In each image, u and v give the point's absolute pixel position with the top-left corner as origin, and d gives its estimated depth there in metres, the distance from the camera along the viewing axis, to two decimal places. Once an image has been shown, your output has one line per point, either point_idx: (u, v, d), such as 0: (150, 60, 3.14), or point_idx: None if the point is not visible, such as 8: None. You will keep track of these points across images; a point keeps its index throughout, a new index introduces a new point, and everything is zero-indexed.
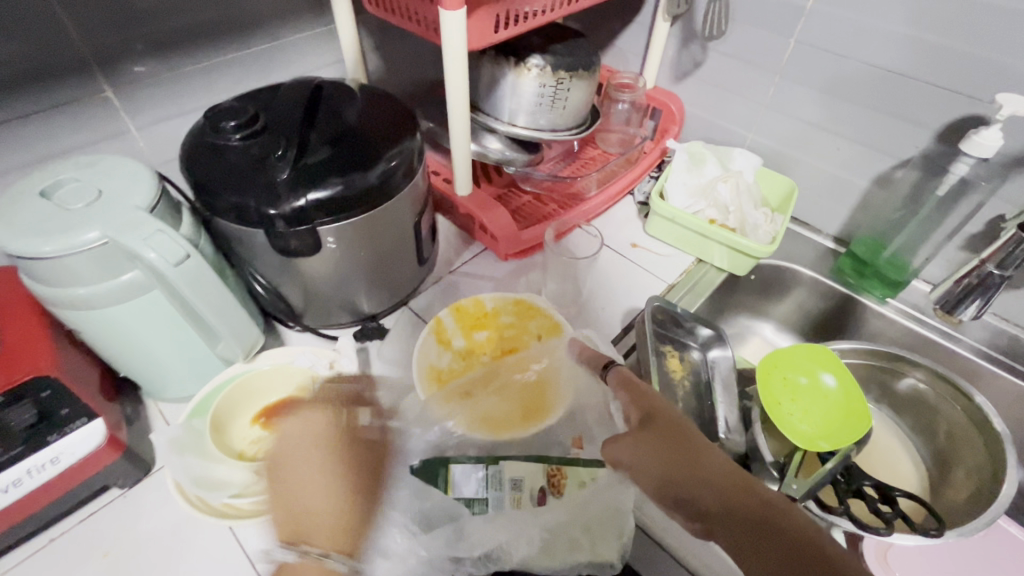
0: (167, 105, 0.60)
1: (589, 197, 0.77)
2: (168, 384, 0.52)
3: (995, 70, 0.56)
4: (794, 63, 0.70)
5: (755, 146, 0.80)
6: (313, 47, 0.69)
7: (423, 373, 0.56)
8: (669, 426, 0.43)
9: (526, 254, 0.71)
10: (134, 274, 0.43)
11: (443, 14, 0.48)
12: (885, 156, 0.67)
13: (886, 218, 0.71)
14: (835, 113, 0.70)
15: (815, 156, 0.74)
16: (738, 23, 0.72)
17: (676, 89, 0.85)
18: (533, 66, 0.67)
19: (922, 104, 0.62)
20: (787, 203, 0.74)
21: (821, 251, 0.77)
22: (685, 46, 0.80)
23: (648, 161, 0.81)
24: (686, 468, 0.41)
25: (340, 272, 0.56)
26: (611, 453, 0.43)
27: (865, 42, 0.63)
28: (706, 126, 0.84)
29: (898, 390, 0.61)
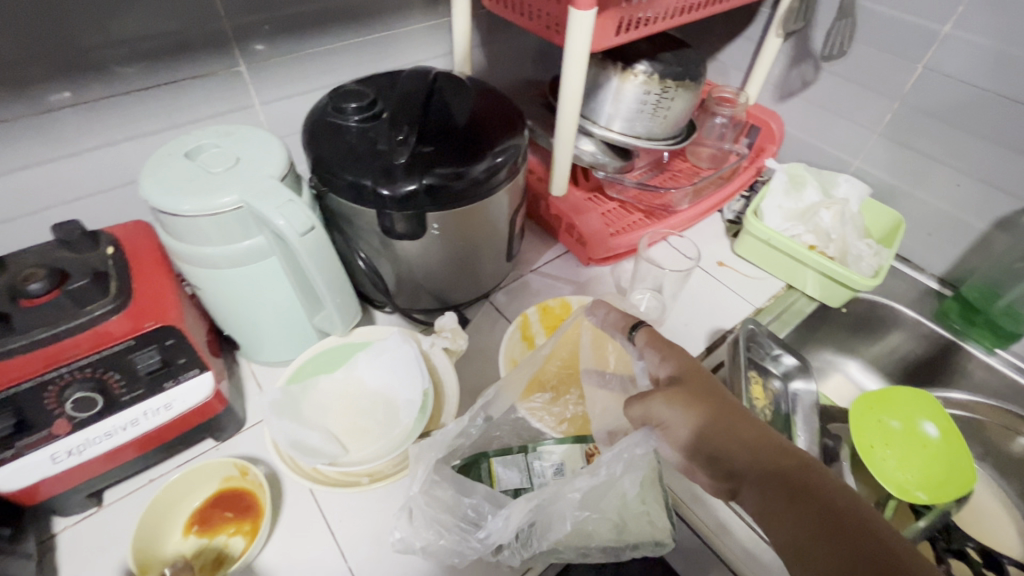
0: (291, 83, 0.63)
1: (680, 210, 0.75)
2: (265, 347, 0.55)
3: None
4: (917, 92, 0.66)
5: (860, 173, 0.76)
6: (426, 39, 0.71)
7: (507, 367, 0.56)
8: (697, 382, 0.41)
9: (611, 261, 0.71)
10: (258, 240, 0.45)
11: (572, 13, 0.49)
12: (1013, 199, 0.63)
13: (1004, 267, 0.65)
14: (957, 147, 0.65)
15: (930, 190, 0.70)
16: (860, 45, 0.69)
17: (780, 107, 0.82)
18: (639, 72, 0.66)
19: None
20: (892, 237, 0.70)
21: (922, 291, 0.73)
22: (795, 65, 0.77)
23: (743, 179, 0.78)
24: (715, 422, 0.39)
25: (436, 258, 0.57)
26: (637, 408, 0.41)
27: (1007, 75, 0.59)
28: (808, 149, 0.81)
29: (1012, 450, 0.57)
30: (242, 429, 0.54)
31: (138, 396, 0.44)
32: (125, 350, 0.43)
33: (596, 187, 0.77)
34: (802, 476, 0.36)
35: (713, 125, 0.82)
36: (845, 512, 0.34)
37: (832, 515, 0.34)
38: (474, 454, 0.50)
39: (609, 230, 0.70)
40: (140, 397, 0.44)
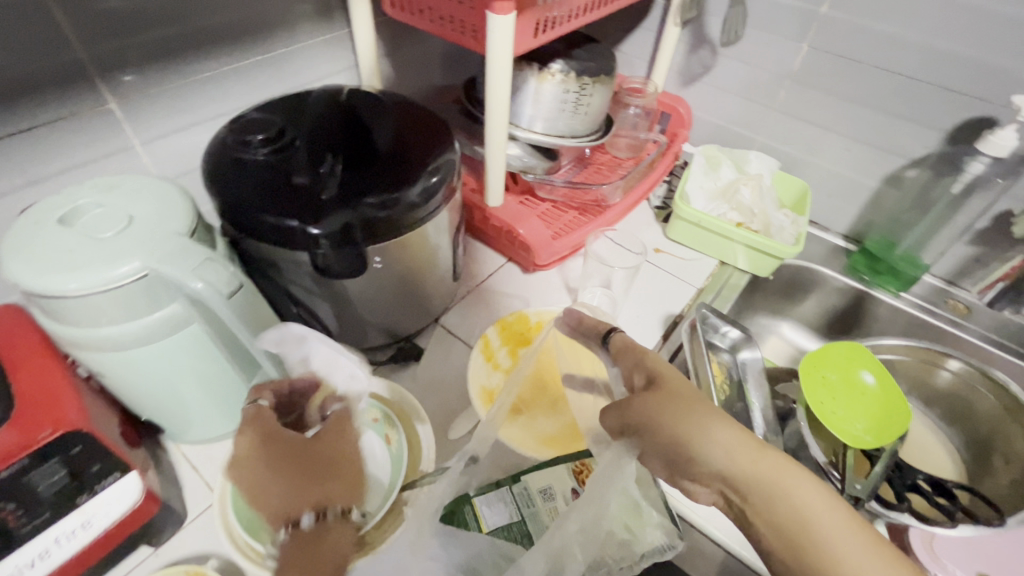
0: (174, 116, 0.55)
1: (611, 203, 0.76)
2: (197, 424, 0.48)
3: (999, 75, 0.59)
4: (804, 69, 0.72)
5: (765, 148, 0.81)
6: (325, 54, 0.65)
7: (479, 398, 0.54)
8: (675, 387, 0.38)
9: (555, 264, 0.70)
10: (172, 309, 0.38)
11: (491, 17, 0.46)
12: (896, 157, 0.70)
13: (897, 218, 0.74)
14: (845, 116, 0.71)
15: (826, 157, 0.76)
16: (750, 29, 0.73)
17: (684, 93, 0.86)
18: (556, 71, 0.66)
19: (932, 107, 0.65)
20: (803, 204, 0.75)
21: (831, 249, 0.80)
22: (695, 51, 0.81)
23: (663, 166, 0.81)
24: (700, 438, 0.35)
25: (380, 291, 0.52)
26: (609, 417, 0.39)
27: (878, 48, 0.65)
28: (715, 129, 0.85)
29: (931, 381, 0.64)
30: (183, 525, 0.46)
31: (45, 522, 0.36)
32: (19, 472, 0.34)
33: (525, 189, 0.75)
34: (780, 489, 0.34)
35: (628, 116, 0.83)
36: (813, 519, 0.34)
37: (807, 528, 0.34)
38: (456, 497, 0.46)
39: (549, 233, 0.69)
40: (49, 522, 0.36)
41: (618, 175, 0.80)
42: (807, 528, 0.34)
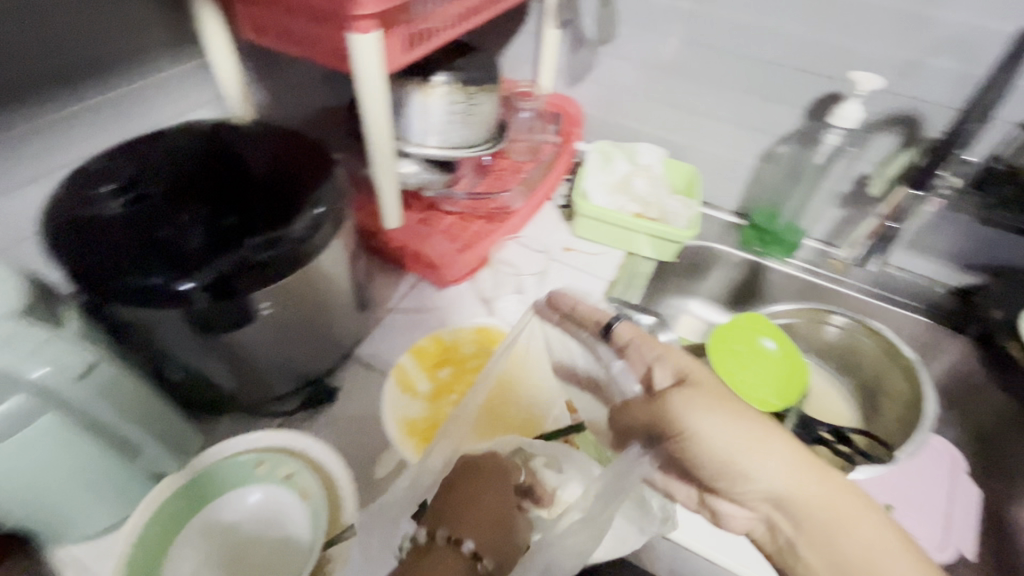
0: (4, 175, 0.48)
1: (514, 210, 0.75)
2: (76, 521, 0.42)
3: (840, 52, 0.65)
4: (676, 60, 0.75)
5: (654, 138, 0.85)
6: (184, 87, 0.60)
7: (399, 430, 0.51)
8: (704, 396, 0.42)
9: (468, 277, 0.69)
10: (15, 402, 0.32)
11: (353, 37, 0.44)
12: (768, 135, 0.75)
13: (777, 190, 0.80)
14: (719, 101, 0.76)
15: (708, 141, 0.81)
16: (622, 26, 0.76)
17: (573, 92, 0.87)
18: (437, 85, 0.64)
19: (790, 87, 0.70)
20: (693, 187, 0.79)
21: (726, 226, 0.85)
22: (575, 52, 0.82)
23: (561, 166, 0.82)
24: (747, 462, 0.41)
25: (279, 337, 0.48)
26: (640, 413, 0.43)
27: (735, 36, 0.70)
28: (606, 125, 0.88)
29: (824, 337, 0.70)
30: None
31: None
32: None
33: (428, 206, 0.75)
34: (849, 509, 0.40)
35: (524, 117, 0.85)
36: (860, 551, 0.39)
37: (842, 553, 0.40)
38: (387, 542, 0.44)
39: (456, 247, 0.68)
40: None
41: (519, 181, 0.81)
42: (855, 558, 0.39)
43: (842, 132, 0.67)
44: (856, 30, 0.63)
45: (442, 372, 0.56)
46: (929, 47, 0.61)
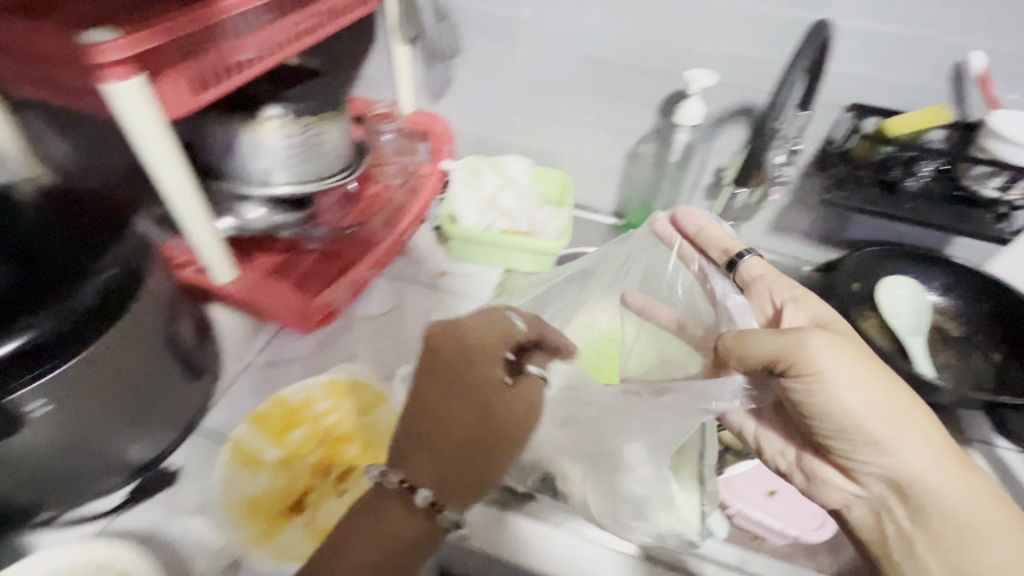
0: None
1: (374, 240, 0.71)
2: None
3: (676, 47, 0.66)
4: (527, 67, 0.74)
5: (524, 148, 0.83)
6: None
7: (238, 512, 0.50)
8: (849, 344, 0.43)
9: (328, 321, 0.65)
10: None
11: (112, 87, 0.40)
12: (627, 137, 0.76)
13: (647, 189, 0.80)
14: (577, 107, 0.75)
15: (575, 147, 0.80)
16: (469, 36, 0.74)
17: (439, 108, 0.84)
18: (269, 119, 0.59)
19: (636, 86, 0.70)
20: (566, 195, 0.78)
21: (606, 229, 0.85)
22: (429, 68, 0.79)
23: (430, 186, 0.79)
24: (901, 418, 0.42)
25: (81, 433, 0.43)
26: (765, 343, 0.43)
27: (576, 40, 0.69)
28: (477, 139, 0.86)
29: None
30: None
31: None
32: None
33: (287, 247, 0.71)
34: (982, 494, 0.42)
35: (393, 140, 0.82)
36: (974, 526, 0.42)
37: (986, 516, 0.42)
38: None
39: (308, 290, 0.64)
40: None
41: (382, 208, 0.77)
42: (967, 530, 0.42)
43: (690, 129, 0.67)
44: (686, 26, 0.64)
45: (288, 436, 0.55)
46: (755, 41, 0.62)
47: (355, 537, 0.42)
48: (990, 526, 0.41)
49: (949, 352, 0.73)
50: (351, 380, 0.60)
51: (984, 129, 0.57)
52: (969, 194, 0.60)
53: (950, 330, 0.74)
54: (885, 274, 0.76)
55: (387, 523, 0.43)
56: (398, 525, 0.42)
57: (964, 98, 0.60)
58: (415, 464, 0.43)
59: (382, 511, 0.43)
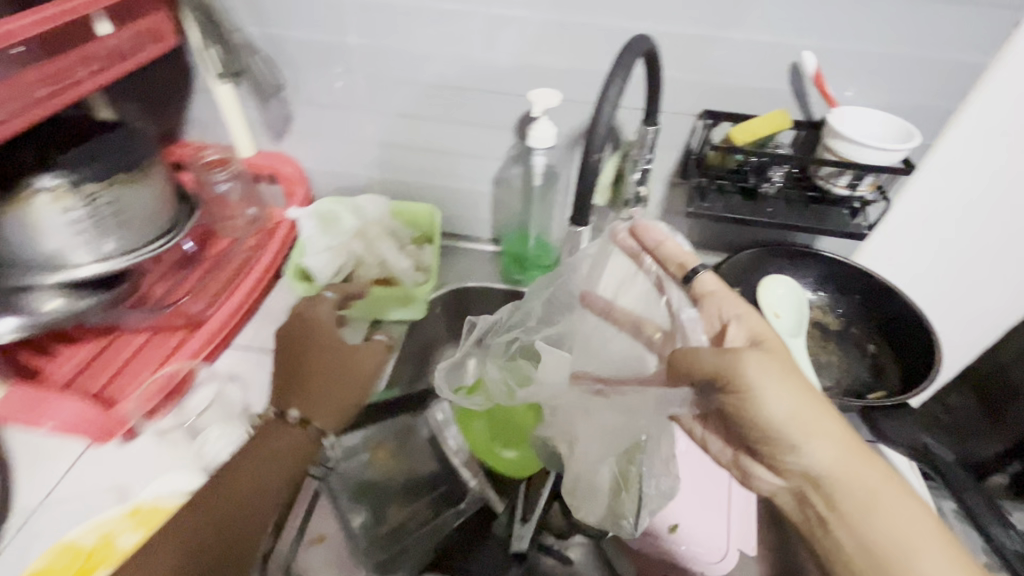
0: None
1: (221, 300, 0.79)
2: None
3: (525, 68, 0.74)
4: (374, 98, 0.81)
5: (389, 182, 0.92)
6: None
7: None
8: (782, 360, 0.50)
9: (174, 395, 0.71)
10: None
11: None
12: (493, 161, 0.85)
13: (517, 213, 0.91)
14: (448, 135, 0.83)
15: (447, 179, 0.89)
16: (303, 72, 0.79)
17: (283, 145, 0.90)
18: (45, 185, 0.63)
19: (495, 110, 0.79)
20: (434, 228, 0.88)
21: (487, 256, 0.96)
22: (266, 106, 0.84)
23: (279, 238, 0.86)
24: (808, 427, 0.49)
25: None
26: (706, 357, 0.50)
27: (431, 66, 0.76)
28: (334, 179, 0.93)
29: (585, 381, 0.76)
30: None
31: None
32: None
33: (103, 333, 0.76)
34: (882, 488, 0.50)
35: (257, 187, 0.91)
36: (879, 501, 0.50)
37: (887, 503, 0.50)
38: None
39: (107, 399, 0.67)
40: None
41: (228, 263, 0.85)
42: (875, 517, 0.49)
43: (545, 151, 0.76)
44: (538, 48, 0.72)
45: None
46: (579, 89, 0.74)
47: (234, 479, 0.62)
48: (905, 503, 0.50)
49: (831, 342, 0.82)
50: (152, 506, 0.63)
51: (828, 130, 0.68)
52: (820, 194, 0.72)
53: (829, 324, 0.83)
54: (767, 274, 0.86)
55: (251, 476, 0.62)
56: (296, 441, 0.65)
57: (806, 97, 0.70)
58: (307, 402, 0.67)
59: (246, 467, 0.63)
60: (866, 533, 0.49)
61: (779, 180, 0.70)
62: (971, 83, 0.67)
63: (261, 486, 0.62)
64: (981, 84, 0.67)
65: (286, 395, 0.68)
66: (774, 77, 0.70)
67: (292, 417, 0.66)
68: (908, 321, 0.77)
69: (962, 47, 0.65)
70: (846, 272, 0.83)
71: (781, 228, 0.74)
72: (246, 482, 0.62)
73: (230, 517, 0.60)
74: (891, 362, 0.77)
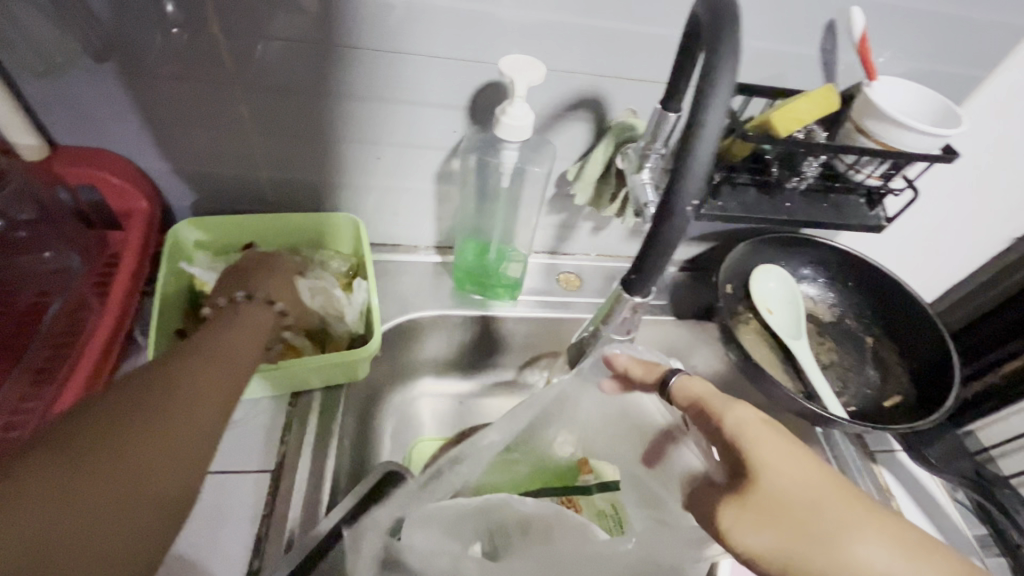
0: None
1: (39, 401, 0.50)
2: None
3: (485, 22, 0.50)
4: (244, 69, 0.52)
5: (283, 185, 0.65)
6: None
7: None
8: (772, 503, 0.39)
9: None
10: None
11: None
12: (436, 151, 0.62)
13: (468, 215, 0.70)
14: (369, 119, 0.58)
15: (368, 175, 0.64)
16: (108, 19, 0.47)
17: (101, 140, 0.58)
18: None
19: (438, 83, 0.55)
20: (365, 249, 0.66)
21: (431, 268, 0.75)
22: (57, 79, 0.51)
23: (122, 279, 0.58)
24: (829, 564, 0.38)
25: None
26: (753, 540, 0.39)
27: (343, 18, 0.49)
28: (197, 185, 0.63)
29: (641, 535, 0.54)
30: None
31: None
32: None
33: None
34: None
35: (59, 201, 0.58)
36: None
37: None
38: None
39: None
40: None
41: (32, 340, 0.54)
42: None
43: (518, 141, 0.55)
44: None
45: None
46: (562, 50, 0.53)
47: (150, 405, 0.35)
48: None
49: (827, 338, 0.75)
50: None
51: (862, 108, 0.55)
52: (844, 183, 0.61)
53: (822, 317, 0.76)
54: (757, 266, 0.76)
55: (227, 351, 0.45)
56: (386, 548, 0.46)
57: (835, 64, 0.56)
58: (282, 288, 0.57)
59: (186, 383, 0.39)
60: None
61: (809, 172, 0.58)
62: (1005, 50, 0.58)
63: (199, 429, 0.37)
64: (1014, 50, 0.58)
65: (244, 281, 0.57)
66: (807, 40, 0.54)
67: (281, 307, 0.55)
68: (907, 316, 0.72)
69: (1004, 5, 0.54)
70: (838, 259, 0.75)
71: (801, 227, 0.61)
72: (166, 407, 0.36)
73: (139, 452, 0.33)
74: (892, 358, 0.72)
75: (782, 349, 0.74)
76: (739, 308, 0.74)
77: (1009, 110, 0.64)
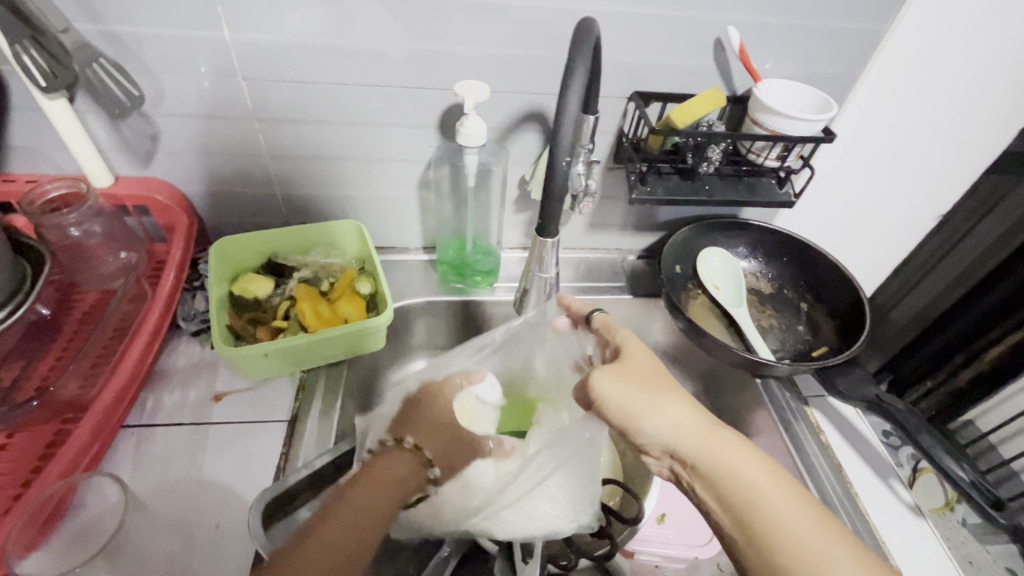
0: None
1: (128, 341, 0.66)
2: None
3: (445, 57, 0.66)
4: (262, 106, 0.68)
5: (295, 200, 0.79)
6: None
7: None
8: (626, 365, 0.54)
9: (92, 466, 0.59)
10: None
11: None
12: (417, 164, 0.76)
13: (448, 218, 0.83)
14: (361, 141, 0.73)
15: (363, 188, 0.79)
16: (161, 73, 0.63)
17: (153, 170, 0.73)
18: None
19: (412, 107, 0.70)
20: (366, 246, 0.79)
21: (421, 266, 0.88)
22: (121, 122, 0.67)
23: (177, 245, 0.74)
24: (648, 409, 0.51)
25: None
26: (606, 385, 0.52)
27: (334, 62, 0.65)
28: (227, 202, 0.78)
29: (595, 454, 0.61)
30: None
31: None
32: None
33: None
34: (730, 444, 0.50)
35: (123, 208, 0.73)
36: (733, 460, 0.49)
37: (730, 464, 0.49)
38: None
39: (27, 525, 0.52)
40: None
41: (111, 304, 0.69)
42: (736, 478, 0.48)
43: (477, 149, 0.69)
44: (454, 36, 0.64)
45: None
46: (507, 76, 0.68)
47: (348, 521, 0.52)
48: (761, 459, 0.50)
49: (768, 307, 0.86)
50: None
51: (752, 104, 0.68)
52: (751, 166, 0.73)
53: (762, 289, 0.87)
54: (701, 248, 0.87)
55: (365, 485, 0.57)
56: (398, 469, 0.56)
57: (729, 71, 0.70)
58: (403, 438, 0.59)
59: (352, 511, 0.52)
60: (725, 485, 0.48)
61: (715, 157, 0.70)
62: (870, 50, 0.71)
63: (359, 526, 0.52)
64: (877, 51, 0.71)
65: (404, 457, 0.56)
66: (701, 53, 0.68)
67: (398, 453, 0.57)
68: (830, 280, 0.83)
69: (857, 15, 0.68)
70: (768, 238, 0.86)
71: (719, 204, 0.74)
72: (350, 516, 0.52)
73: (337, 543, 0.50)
74: (823, 319, 0.83)
75: (727, 317, 0.84)
76: (688, 285, 0.86)
77: (889, 100, 0.77)
